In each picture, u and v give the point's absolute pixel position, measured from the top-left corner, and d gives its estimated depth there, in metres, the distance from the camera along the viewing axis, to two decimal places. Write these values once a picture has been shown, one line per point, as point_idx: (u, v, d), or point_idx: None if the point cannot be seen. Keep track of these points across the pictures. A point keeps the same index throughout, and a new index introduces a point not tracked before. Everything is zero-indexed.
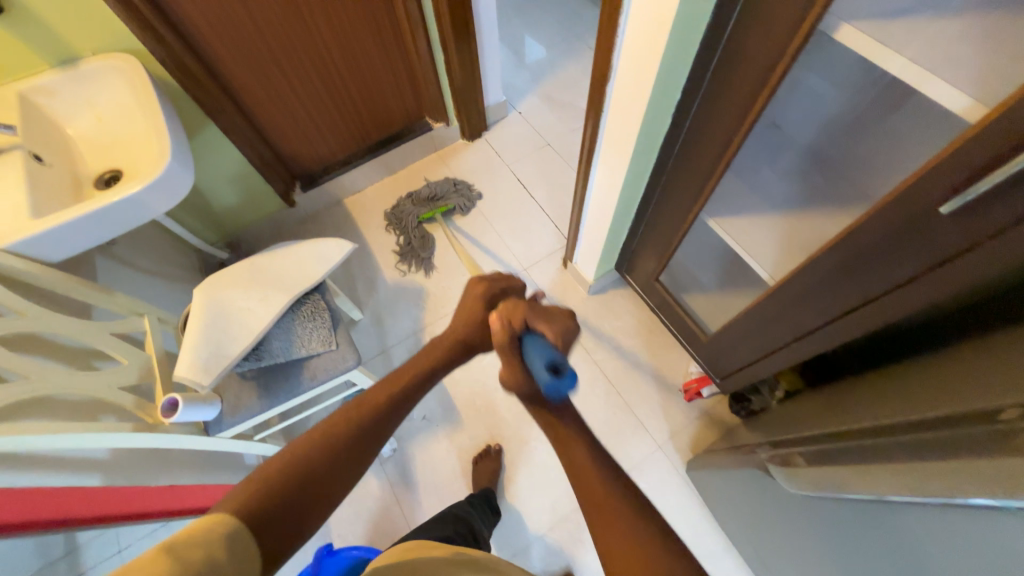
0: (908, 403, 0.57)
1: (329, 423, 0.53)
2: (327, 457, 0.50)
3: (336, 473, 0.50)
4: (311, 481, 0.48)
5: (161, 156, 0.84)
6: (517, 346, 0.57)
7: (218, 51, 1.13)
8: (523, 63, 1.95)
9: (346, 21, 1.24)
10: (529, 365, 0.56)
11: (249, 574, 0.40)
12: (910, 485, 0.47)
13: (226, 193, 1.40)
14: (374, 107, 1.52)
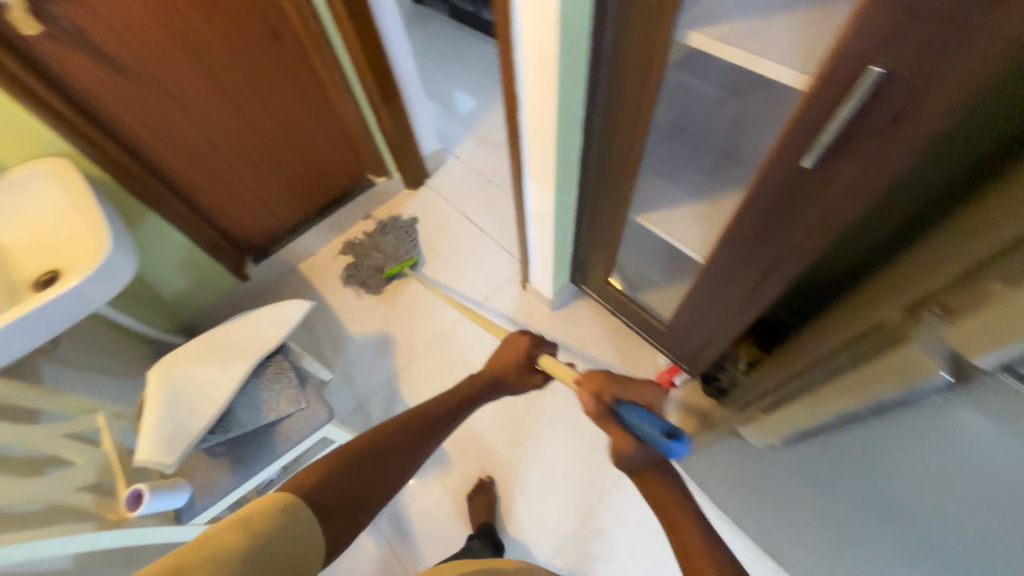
0: (834, 335, 0.63)
1: (394, 427, 0.72)
2: (371, 463, 0.67)
3: (379, 479, 0.66)
4: (375, 469, 0.66)
5: (101, 247, 0.85)
6: (615, 419, 0.64)
7: (149, 144, 1.17)
8: (452, 113, 2.09)
9: (278, 100, 1.31)
10: (634, 433, 0.62)
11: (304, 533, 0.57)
12: (840, 403, 0.51)
13: (177, 278, 1.39)
14: (316, 173, 1.57)
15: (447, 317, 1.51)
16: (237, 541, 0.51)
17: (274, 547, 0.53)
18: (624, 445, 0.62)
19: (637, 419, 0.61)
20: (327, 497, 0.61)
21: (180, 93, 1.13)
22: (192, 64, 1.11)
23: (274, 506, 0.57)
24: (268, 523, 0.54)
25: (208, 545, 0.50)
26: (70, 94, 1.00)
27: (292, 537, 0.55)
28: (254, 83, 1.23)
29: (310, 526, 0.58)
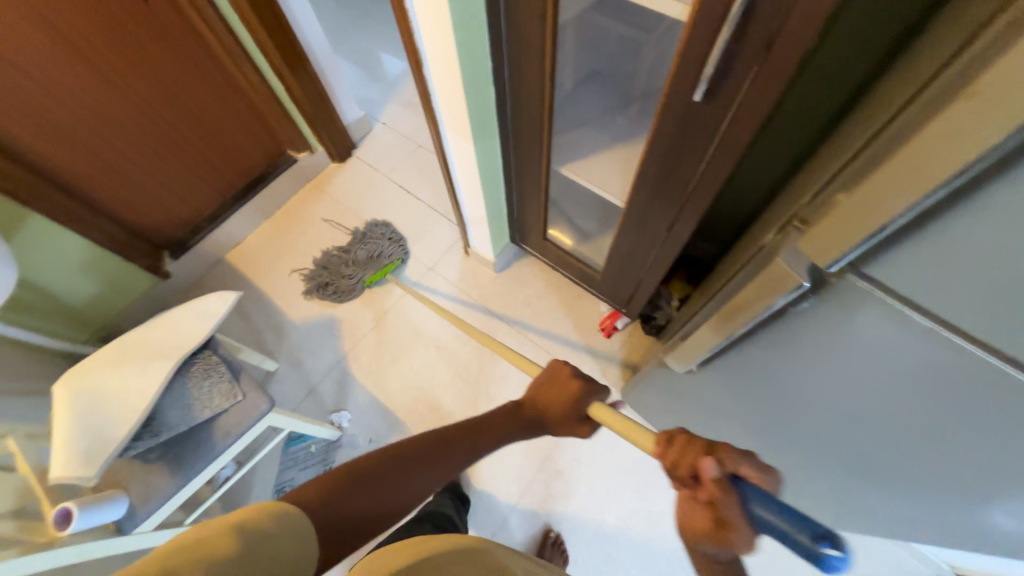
0: (732, 261, 0.68)
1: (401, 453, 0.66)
2: (377, 486, 0.62)
3: (383, 503, 0.62)
4: (373, 492, 0.62)
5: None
6: (733, 509, 0.38)
7: (20, 136, 1.03)
8: (372, 75, 1.96)
9: (165, 74, 1.18)
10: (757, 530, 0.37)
11: (297, 536, 0.52)
12: (738, 319, 0.56)
13: (84, 283, 1.27)
14: (227, 153, 1.46)
15: (392, 291, 1.48)
16: (231, 544, 0.46)
17: (269, 555, 0.48)
18: (710, 539, 0.40)
19: (782, 518, 0.36)
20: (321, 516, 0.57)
21: (40, 72, 0.99)
22: (46, 36, 0.96)
23: (269, 513, 0.52)
24: (260, 530, 0.49)
25: (201, 547, 0.45)
26: None
27: (284, 544, 0.50)
28: (130, 55, 1.10)
29: (304, 536, 0.53)
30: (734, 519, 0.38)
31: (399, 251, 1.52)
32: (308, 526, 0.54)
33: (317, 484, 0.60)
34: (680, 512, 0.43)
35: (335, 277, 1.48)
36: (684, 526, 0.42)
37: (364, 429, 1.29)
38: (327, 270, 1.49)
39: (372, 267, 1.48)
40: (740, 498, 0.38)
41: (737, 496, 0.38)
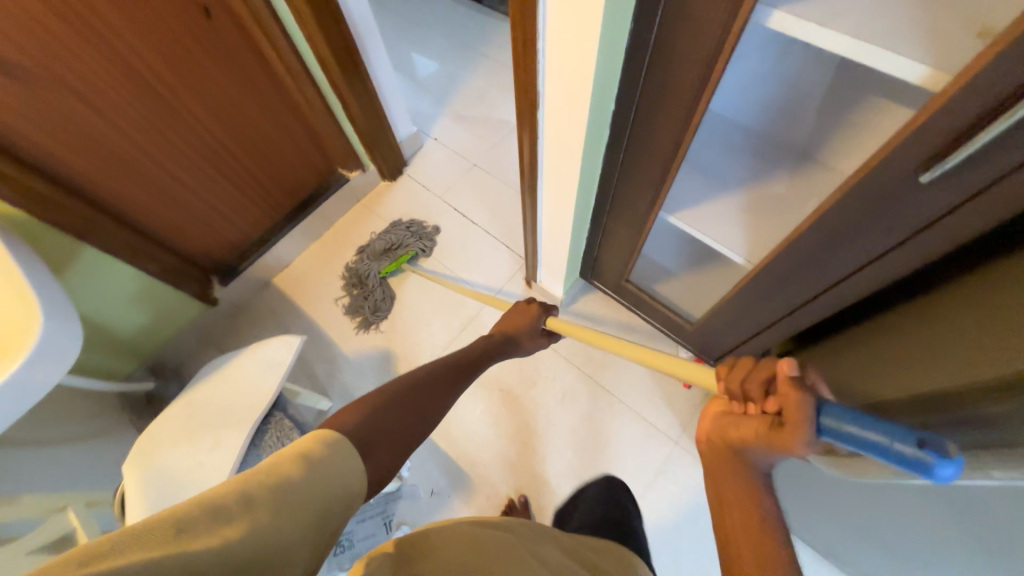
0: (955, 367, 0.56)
1: (426, 368, 0.75)
2: (411, 398, 0.66)
3: (416, 411, 0.66)
4: (412, 400, 0.66)
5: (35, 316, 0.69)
6: (804, 406, 0.42)
7: (73, 165, 0.95)
8: (422, 86, 1.87)
9: (224, 95, 1.09)
10: (829, 435, 0.40)
11: (351, 460, 0.52)
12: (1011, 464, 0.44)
13: (134, 315, 1.19)
14: (279, 174, 1.37)
15: (450, 325, 1.40)
16: (297, 473, 0.47)
17: (327, 475, 0.49)
18: (768, 434, 0.46)
19: (861, 424, 0.37)
20: (363, 431, 0.57)
21: (99, 98, 0.90)
22: (107, 58, 0.87)
23: (326, 442, 0.53)
24: (320, 458, 0.50)
25: (270, 475, 0.46)
26: None
27: (342, 476, 0.51)
28: (190, 77, 1.01)
29: (358, 466, 0.53)
30: (802, 418, 0.41)
31: (414, 240, 1.50)
32: (353, 449, 0.54)
33: (347, 416, 0.60)
34: (738, 419, 0.52)
35: (369, 288, 1.44)
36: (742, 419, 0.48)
37: (425, 478, 1.20)
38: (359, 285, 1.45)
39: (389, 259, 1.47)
40: (815, 404, 0.41)
41: (810, 400, 0.42)
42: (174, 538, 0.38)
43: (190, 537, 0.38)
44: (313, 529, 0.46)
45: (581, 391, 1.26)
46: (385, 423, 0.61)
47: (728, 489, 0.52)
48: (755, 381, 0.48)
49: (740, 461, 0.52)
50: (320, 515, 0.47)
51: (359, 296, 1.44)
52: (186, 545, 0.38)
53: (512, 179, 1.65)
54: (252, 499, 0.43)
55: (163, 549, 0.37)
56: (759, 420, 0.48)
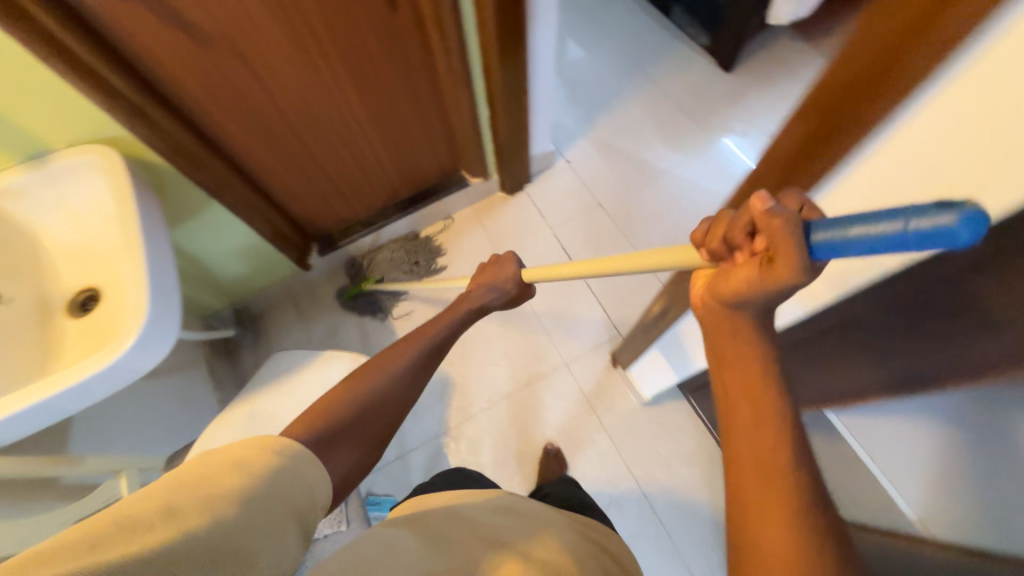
0: None
1: (381, 360, 0.67)
2: (358, 407, 0.60)
3: (365, 418, 0.60)
4: (362, 407, 0.60)
5: (134, 325, 0.65)
6: (786, 229, 0.33)
7: (223, 124, 0.94)
8: (573, 96, 1.71)
9: (379, 82, 1.03)
10: (830, 250, 0.31)
11: (304, 456, 0.51)
12: None
13: (235, 263, 1.22)
14: (404, 164, 1.30)
15: (517, 373, 1.28)
16: (235, 483, 0.44)
17: (285, 490, 0.47)
18: (755, 272, 0.37)
19: (856, 222, 0.28)
20: (323, 434, 0.55)
21: (260, 64, 0.86)
22: (283, 30, 0.83)
23: (270, 450, 0.49)
24: (267, 468, 0.47)
25: (202, 486, 0.43)
26: (122, 55, 0.75)
27: (303, 485, 0.49)
28: (353, 59, 0.94)
29: (315, 468, 0.51)
30: (788, 245, 0.33)
31: (385, 260, 1.40)
32: (310, 454, 0.52)
33: (311, 417, 0.57)
34: (730, 274, 0.42)
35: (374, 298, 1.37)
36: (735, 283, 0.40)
37: None
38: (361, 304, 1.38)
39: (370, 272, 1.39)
40: (801, 229, 0.33)
41: (797, 225, 0.33)
42: (108, 542, 0.35)
43: (124, 537, 0.35)
44: (275, 527, 0.42)
45: (630, 506, 1.14)
46: (348, 416, 0.58)
47: (734, 442, 0.42)
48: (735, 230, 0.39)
49: (731, 331, 0.44)
50: (283, 520, 0.44)
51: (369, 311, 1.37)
52: (120, 546, 0.34)
53: (633, 235, 1.50)
54: (181, 501, 0.40)
55: (91, 554, 0.33)
56: (743, 267, 0.40)
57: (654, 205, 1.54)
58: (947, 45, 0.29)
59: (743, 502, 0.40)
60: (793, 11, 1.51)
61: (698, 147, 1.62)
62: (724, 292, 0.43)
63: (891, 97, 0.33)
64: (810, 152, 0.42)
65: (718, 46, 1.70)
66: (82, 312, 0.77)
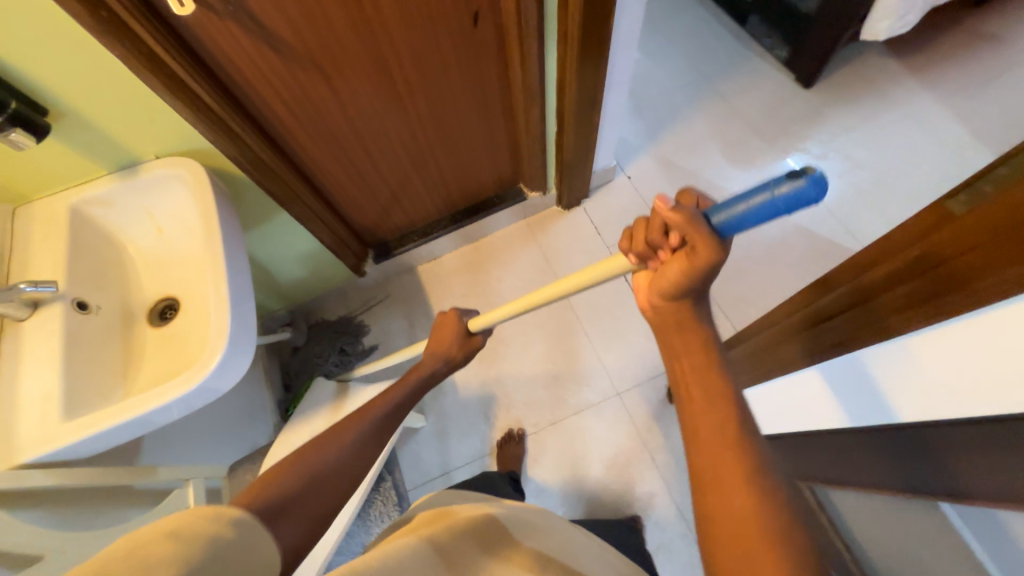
0: None
1: (334, 429, 0.61)
2: (311, 472, 0.54)
3: (324, 484, 0.54)
4: (318, 478, 0.54)
5: (207, 357, 0.63)
6: (692, 220, 0.43)
7: (298, 137, 0.94)
8: (638, 108, 1.64)
9: (452, 99, 1.01)
10: (732, 223, 0.41)
11: (245, 528, 0.43)
12: None
13: (295, 267, 1.23)
14: (466, 177, 1.28)
15: (567, 399, 1.25)
16: (167, 554, 0.37)
17: (225, 571, 0.39)
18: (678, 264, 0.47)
19: (736, 202, 0.40)
20: (279, 499, 0.49)
21: (340, 81, 0.86)
22: (366, 49, 0.82)
23: (216, 518, 0.42)
24: (211, 541, 0.40)
25: (133, 555, 0.36)
26: (213, 71, 0.75)
27: (246, 560, 0.41)
28: (429, 76, 0.92)
29: (264, 542, 0.44)
30: (698, 234, 0.43)
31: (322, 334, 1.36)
32: (255, 524, 0.44)
33: (265, 483, 0.52)
34: (660, 272, 0.50)
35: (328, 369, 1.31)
36: (668, 276, 0.49)
37: None
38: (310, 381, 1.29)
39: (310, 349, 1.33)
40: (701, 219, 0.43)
41: (696, 216, 0.43)
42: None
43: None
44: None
45: (679, 552, 1.09)
46: (302, 487, 0.52)
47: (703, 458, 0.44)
48: (649, 233, 0.49)
49: (680, 328, 0.51)
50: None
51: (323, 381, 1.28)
52: None
53: None
54: (115, 573, 0.34)
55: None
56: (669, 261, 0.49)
57: None
58: None
59: (719, 514, 0.41)
60: (893, 26, 1.38)
61: (770, 169, 1.52)
62: (659, 291, 0.51)
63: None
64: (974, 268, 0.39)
65: (798, 60, 1.58)
66: (161, 320, 0.80)
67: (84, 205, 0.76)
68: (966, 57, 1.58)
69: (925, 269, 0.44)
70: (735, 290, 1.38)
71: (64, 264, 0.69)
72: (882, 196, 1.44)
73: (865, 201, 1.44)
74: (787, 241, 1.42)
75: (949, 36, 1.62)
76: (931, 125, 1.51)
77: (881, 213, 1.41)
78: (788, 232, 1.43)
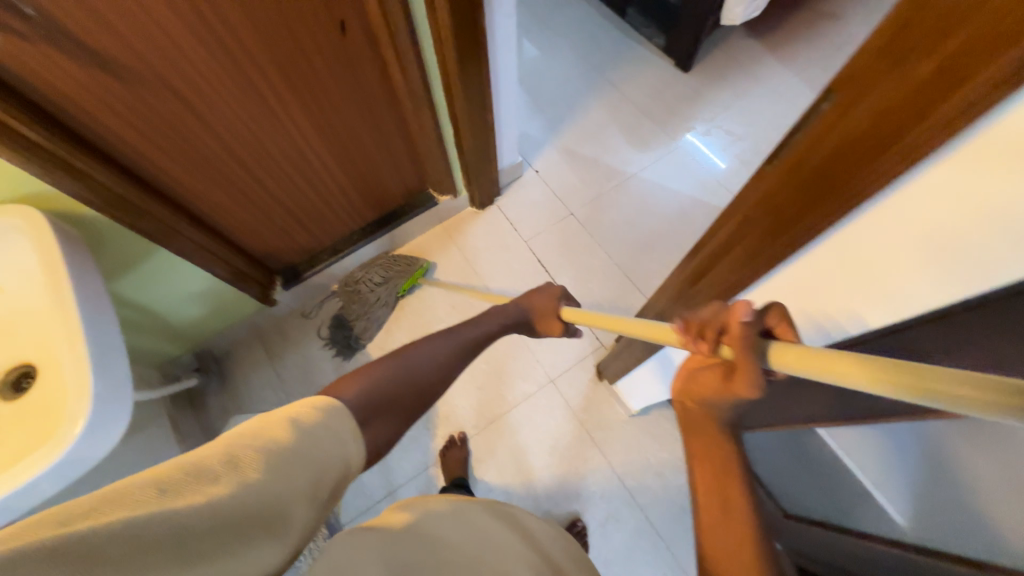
0: None
1: (423, 341, 0.66)
2: (403, 384, 0.59)
3: (411, 396, 0.59)
4: (403, 390, 0.58)
5: (69, 428, 0.57)
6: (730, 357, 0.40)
7: (164, 167, 0.86)
8: (537, 103, 1.68)
9: (333, 109, 0.97)
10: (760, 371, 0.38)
11: (346, 421, 0.49)
12: None
13: (192, 306, 1.13)
14: (367, 188, 1.24)
15: (504, 395, 1.26)
16: (283, 436, 0.43)
17: (320, 450, 0.45)
18: (732, 394, 0.45)
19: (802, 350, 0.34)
20: (369, 396, 0.54)
21: (199, 100, 0.79)
22: (220, 61, 0.75)
23: (315, 407, 0.48)
24: (312, 427, 0.46)
25: (255, 436, 0.42)
26: (40, 105, 0.67)
27: (339, 444, 0.47)
28: (303, 87, 0.88)
29: (355, 437, 0.49)
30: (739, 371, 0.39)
31: (365, 292, 1.34)
32: (348, 413, 0.50)
33: (354, 379, 0.56)
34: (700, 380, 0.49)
35: (356, 322, 1.33)
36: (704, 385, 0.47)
37: None
38: (339, 328, 1.33)
39: (353, 302, 1.34)
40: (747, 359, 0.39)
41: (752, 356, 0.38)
42: (168, 491, 0.34)
43: (186, 488, 0.35)
44: (295, 507, 0.40)
45: (627, 520, 1.14)
46: (386, 388, 0.57)
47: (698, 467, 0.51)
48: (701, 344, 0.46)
49: (703, 431, 0.51)
50: (320, 482, 0.43)
51: (351, 337, 1.33)
52: (176, 497, 0.34)
53: (607, 243, 1.49)
54: (238, 456, 0.39)
55: (156, 502, 0.33)
56: (712, 372, 0.48)
57: (625, 212, 1.54)
58: (947, 122, 0.28)
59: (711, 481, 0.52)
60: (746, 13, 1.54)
61: (663, 149, 1.63)
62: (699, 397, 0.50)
63: (892, 173, 0.32)
64: (802, 222, 0.41)
65: (674, 47, 1.71)
66: (17, 392, 0.69)
67: None
68: (812, 35, 1.79)
69: (757, 222, 0.46)
70: (647, 266, 1.47)
71: None
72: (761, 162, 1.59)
73: (746, 169, 1.59)
74: (686, 214, 1.53)
75: (797, 16, 1.83)
76: (792, 97, 1.69)
77: None
78: (687, 205, 1.55)
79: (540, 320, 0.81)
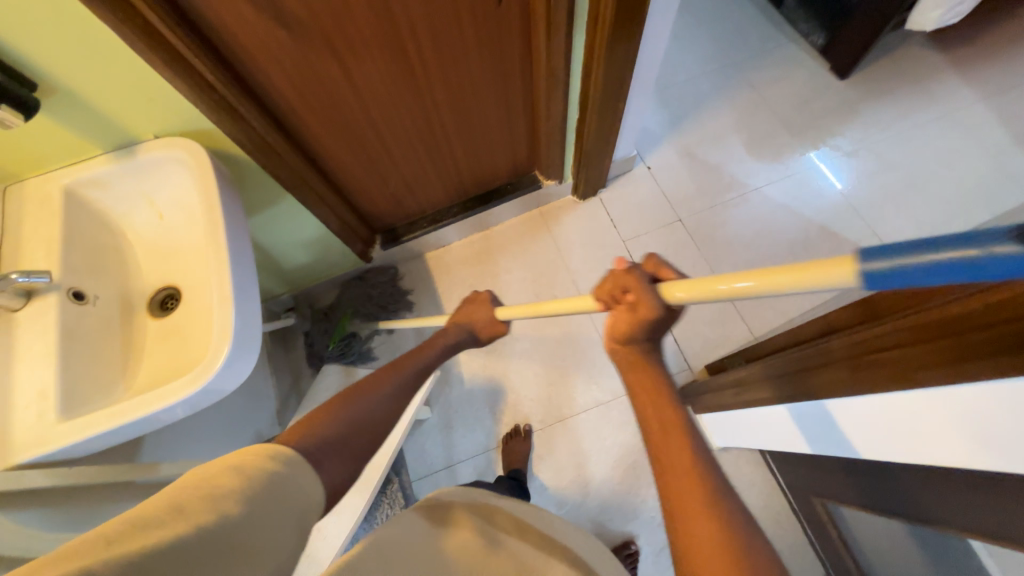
0: None
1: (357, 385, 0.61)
2: (353, 427, 0.56)
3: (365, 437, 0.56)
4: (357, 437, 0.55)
5: (209, 361, 0.60)
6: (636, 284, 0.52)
7: (307, 123, 0.89)
8: (663, 94, 1.56)
9: (470, 85, 0.95)
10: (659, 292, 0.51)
11: (298, 468, 0.46)
12: None
13: (301, 251, 1.19)
14: (478, 165, 1.23)
15: (575, 397, 1.23)
16: (232, 482, 0.40)
17: (277, 495, 0.42)
18: (635, 324, 0.54)
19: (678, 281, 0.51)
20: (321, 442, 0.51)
21: (354, 63, 0.80)
22: (381, 26, 0.75)
23: (269, 455, 0.45)
24: (266, 474, 0.43)
25: (204, 483, 0.40)
26: (219, 48, 0.70)
27: (296, 491, 0.44)
28: (448, 61, 0.87)
29: (309, 478, 0.46)
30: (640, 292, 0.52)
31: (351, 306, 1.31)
32: (302, 462, 0.46)
33: (301, 432, 0.53)
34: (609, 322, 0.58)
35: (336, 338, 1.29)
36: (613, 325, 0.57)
37: None
38: (318, 342, 1.30)
39: (336, 315, 1.31)
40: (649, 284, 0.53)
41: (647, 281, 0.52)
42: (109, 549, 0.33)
43: (130, 541, 0.34)
44: (265, 545, 0.39)
45: None
46: (332, 432, 0.53)
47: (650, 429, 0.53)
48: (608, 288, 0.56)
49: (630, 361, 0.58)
50: (277, 528, 0.40)
51: (326, 353, 1.28)
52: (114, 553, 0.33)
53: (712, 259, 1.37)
54: (184, 505, 0.37)
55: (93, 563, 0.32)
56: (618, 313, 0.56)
57: (739, 228, 1.40)
58: None
59: (691, 541, 0.44)
60: (943, 17, 1.31)
61: (797, 165, 1.45)
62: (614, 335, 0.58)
63: None
64: None
65: (836, 48, 1.49)
66: (163, 311, 0.76)
67: (80, 186, 0.71)
68: (1021, 52, 1.48)
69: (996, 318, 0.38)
70: None
71: (59, 254, 0.66)
72: (916, 198, 1.37)
73: (894, 203, 1.37)
74: (810, 242, 1.37)
75: (1000, 29, 1.52)
76: (972, 126, 1.43)
77: (912, 217, 1.35)
78: (814, 233, 1.37)
79: (483, 332, 0.77)
